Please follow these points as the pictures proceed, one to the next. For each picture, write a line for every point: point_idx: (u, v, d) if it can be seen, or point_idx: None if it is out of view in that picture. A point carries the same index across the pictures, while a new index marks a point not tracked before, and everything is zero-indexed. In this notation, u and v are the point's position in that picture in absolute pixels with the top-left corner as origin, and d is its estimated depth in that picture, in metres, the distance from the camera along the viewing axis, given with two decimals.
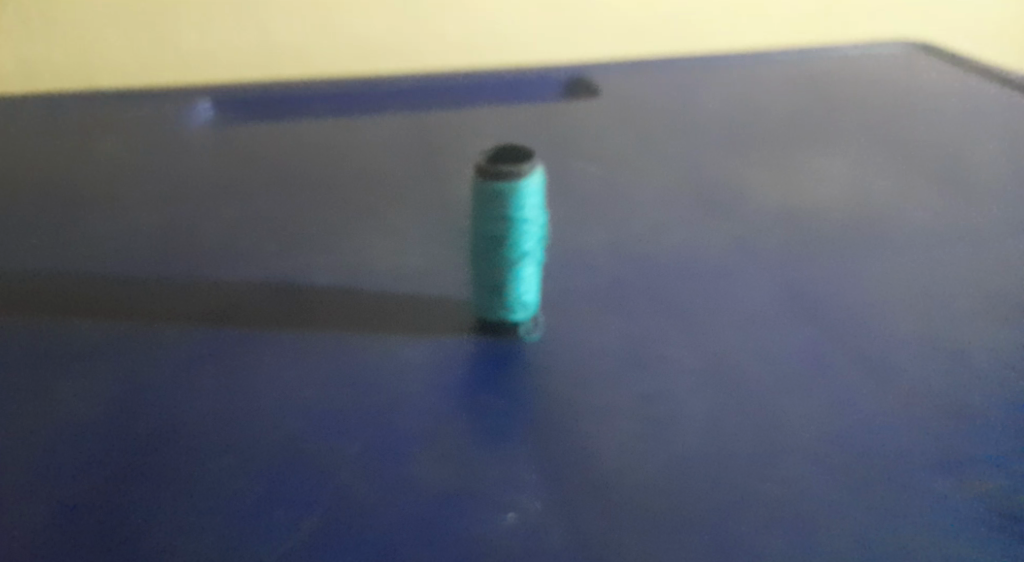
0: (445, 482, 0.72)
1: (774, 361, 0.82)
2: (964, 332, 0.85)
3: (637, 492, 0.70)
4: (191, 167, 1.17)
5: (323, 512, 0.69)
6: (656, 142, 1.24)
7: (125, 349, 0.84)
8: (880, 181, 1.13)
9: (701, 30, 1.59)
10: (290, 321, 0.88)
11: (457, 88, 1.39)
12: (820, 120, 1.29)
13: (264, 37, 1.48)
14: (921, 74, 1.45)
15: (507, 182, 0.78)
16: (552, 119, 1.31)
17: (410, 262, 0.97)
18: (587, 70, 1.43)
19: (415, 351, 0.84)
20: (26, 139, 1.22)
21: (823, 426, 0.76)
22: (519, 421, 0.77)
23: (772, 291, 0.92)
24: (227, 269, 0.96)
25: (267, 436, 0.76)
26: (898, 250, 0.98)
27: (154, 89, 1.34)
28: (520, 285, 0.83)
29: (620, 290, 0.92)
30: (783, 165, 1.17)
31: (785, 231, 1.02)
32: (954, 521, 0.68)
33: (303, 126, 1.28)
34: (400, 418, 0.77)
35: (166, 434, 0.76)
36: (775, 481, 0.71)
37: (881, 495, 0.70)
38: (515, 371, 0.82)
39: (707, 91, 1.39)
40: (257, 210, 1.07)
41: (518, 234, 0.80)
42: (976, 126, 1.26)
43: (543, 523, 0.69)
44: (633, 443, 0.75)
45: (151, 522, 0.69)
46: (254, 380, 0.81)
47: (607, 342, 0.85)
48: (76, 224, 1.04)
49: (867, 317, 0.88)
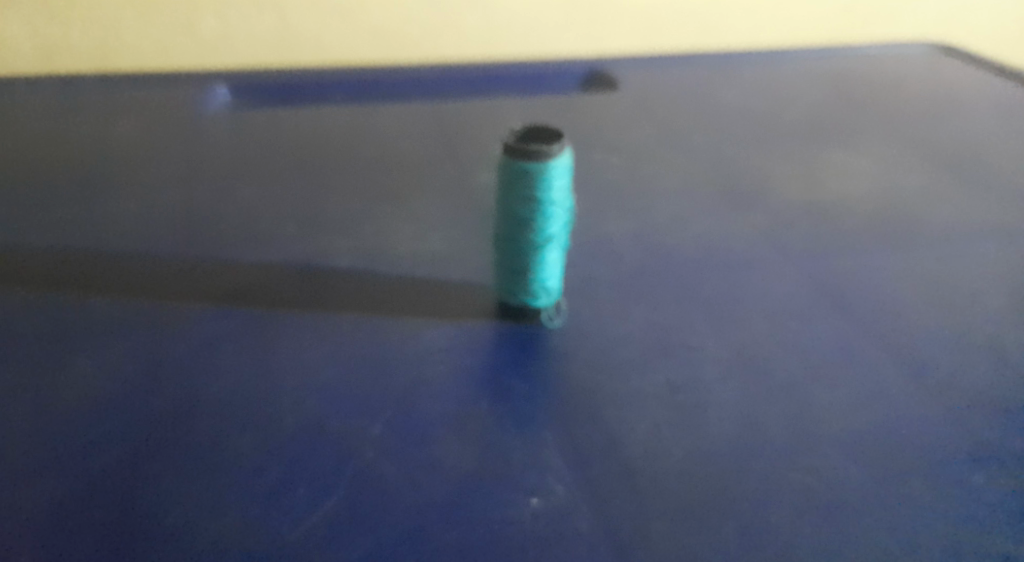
0: (468, 466, 0.71)
1: (798, 355, 0.81)
2: (992, 329, 0.84)
3: (663, 480, 0.70)
4: (206, 151, 1.16)
5: (348, 493, 0.69)
6: (675, 135, 1.23)
7: (146, 328, 0.84)
8: (907, 178, 1.11)
9: (718, 26, 1.57)
10: (309, 303, 0.87)
11: (479, 80, 1.37)
12: (841, 117, 1.28)
13: (285, 24, 1.44)
14: (942, 74, 1.43)
15: (536, 161, 0.77)
16: (573, 111, 1.30)
17: (432, 246, 0.97)
18: (607, 64, 1.42)
19: (437, 335, 0.83)
20: (46, 123, 1.22)
21: (850, 418, 0.75)
22: (540, 406, 0.76)
23: (794, 283, 0.91)
24: (243, 252, 0.95)
25: (287, 416, 0.75)
26: (923, 246, 0.97)
27: (173, 74, 1.33)
28: (544, 268, 0.82)
29: (644, 278, 0.92)
30: (806, 160, 1.16)
31: (809, 225, 1.01)
32: (987, 516, 0.67)
33: (321, 113, 1.28)
34: (422, 399, 0.77)
35: (184, 411, 0.76)
36: (804, 473, 0.70)
37: (911, 490, 0.69)
38: (537, 356, 0.81)
39: (726, 87, 1.37)
40: (275, 194, 1.07)
41: (545, 215, 0.79)
42: (999, 125, 1.24)
43: (569, 507, 0.68)
44: (658, 432, 0.74)
45: (172, 499, 0.69)
46: (273, 361, 0.81)
47: (631, 328, 0.85)
48: (96, 205, 1.04)
49: (892, 310, 0.87)
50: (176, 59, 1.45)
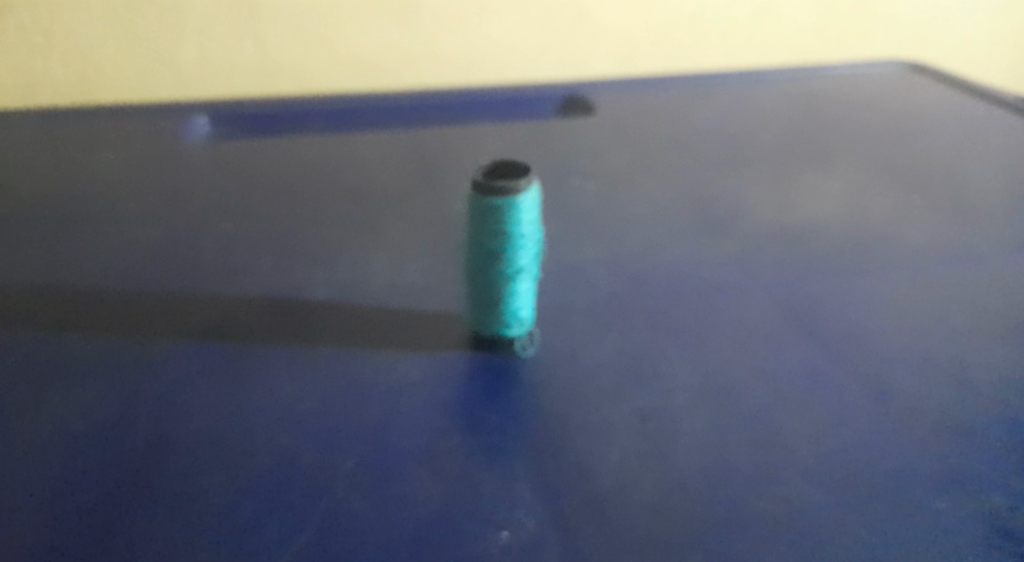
0: (442, 498, 0.72)
1: (769, 380, 0.82)
2: (960, 351, 0.86)
3: (636, 509, 0.70)
4: (183, 183, 1.17)
5: (321, 527, 0.69)
6: (651, 159, 1.24)
7: (121, 363, 0.84)
8: (878, 200, 1.13)
9: (695, 49, 1.59)
10: (284, 336, 0.88)
11: (456, 108, 1.38)
12: (815, 139, 1.30)
13: (264, 55, 1.45)
14: (913, 95, 1.46)
15: (504, 196, 0.78)
16: (549, 137, 1.31)
17: (407, 276, 0.97)
18: (584, 88, 1.43)
19: (412, 366, 0.84)
20: (25, 156, 1.22)
21: (820, 442, 0.76)
22: (514, 436, 0.77)
23: (766, 307, 0.92)
24: (219, 284, 0.96)
25: (261, 451, 0.76)
26: (894, 268, 0.98)
27: (152, 106, 1.34)
28: (516, 299, 0.83)
29: (618, 305, 0.92)
30: (780, 183, 1.17)
31: (781, 249, 1.02)
32: (951, 539, 0.68)
33: (300, 143, 1.29)
34: (396, 432, 0.77)
35: (159, 447, 0.76)
36: (772, 499, 0.71)
37: (879, 514, 0.70)
38: (510, 385, 0.82)
39: (703, 111, 1.39)
40: (252, 225, 1.07)
41: (515, 248, 0.80)
42: (969, 145, 1.26)
43: (540, 538, 0.69)
44: (631, 459, 0.75)
45: (145, 535, 0.69)
46: (248, 395, 0.81)
47: (604, 356, 0.85)
48: (73, 239, 1.04)
49: (862, 333, 0.88)
50: (156, 90, 1.46)
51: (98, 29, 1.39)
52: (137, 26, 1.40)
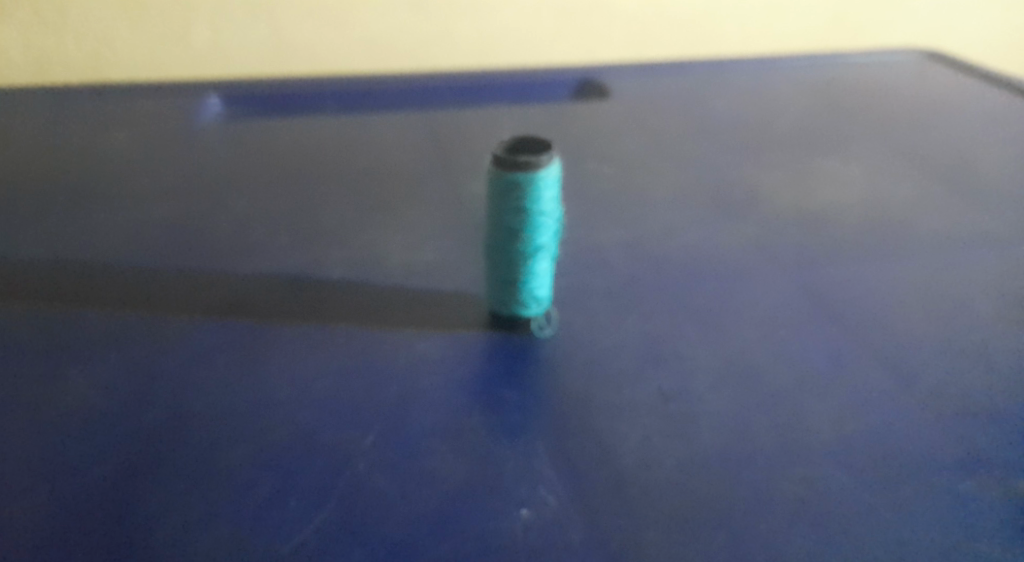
0: (461, 476, 0.71)
1: (788, 363, 0.82)
2: (981, 335, 0.85)
3: (656, 490, 0.70)
4: (199, 162, 1.16)
5: (340, 505, 0.69)
6: (666, 144, 1.23)
7: (138, 340, 0.84)
8: (897, 186, 1.12)
9: (709, 34, 1.57)
10: (300, 315, 0.87)
11: (471, 89, 1.37)
12: (831, 125, 1.28)
13: (277, 35, 1.44)
14: (929, 81, 1.45)
15: (526, 172, 0.78)
16: (564, 120, 1.30)
17: (423, 256, 0.97)
18: (598, 72, 1.42)
19: (429, 345, 0.84)
20: (39, 135, 1.22)
21: (841, 426, 0.75)
22: (532, 416, 0.76)
23: (785, 292, 0.91)
24: (235, 263, 0.95)
25: (278, 428, 0.75)
26: (913, 253, 0.97)
27: (166, 85, 1.33)
28: (536, 278, 0.82)
29: (637, 287, 0.92)
30: (796, 168, 1.16)
31: (799, 234, 1.01)
32: (977, 523, 0.68)
33: (315, 123, 1.29)
34: (415, 410, 0.77)
35: (176, 424, 0.76)
36: (795, 481, 0.71)
37: (901, 497, 0.69)
38: (529, 366, 0.81)
39: (718, 97, 1.38)
40: (267, 204, 1.07)
41: (535, 226, 0.80)
42: (986, 132, 1.25)
43: (560, 519, 0.68)
44: (650, 441, 0.74)
45: (162, 512, 0.69)
46: (265, 374, 0.81)
47: (622, 338, 0.85)
48: (89, 217, 1.04)
49: (882, 318, 0.87)
50: (170, 71, 1.45)
51: (112, 8, 1.38)
52: (152, 5, 1.39)
